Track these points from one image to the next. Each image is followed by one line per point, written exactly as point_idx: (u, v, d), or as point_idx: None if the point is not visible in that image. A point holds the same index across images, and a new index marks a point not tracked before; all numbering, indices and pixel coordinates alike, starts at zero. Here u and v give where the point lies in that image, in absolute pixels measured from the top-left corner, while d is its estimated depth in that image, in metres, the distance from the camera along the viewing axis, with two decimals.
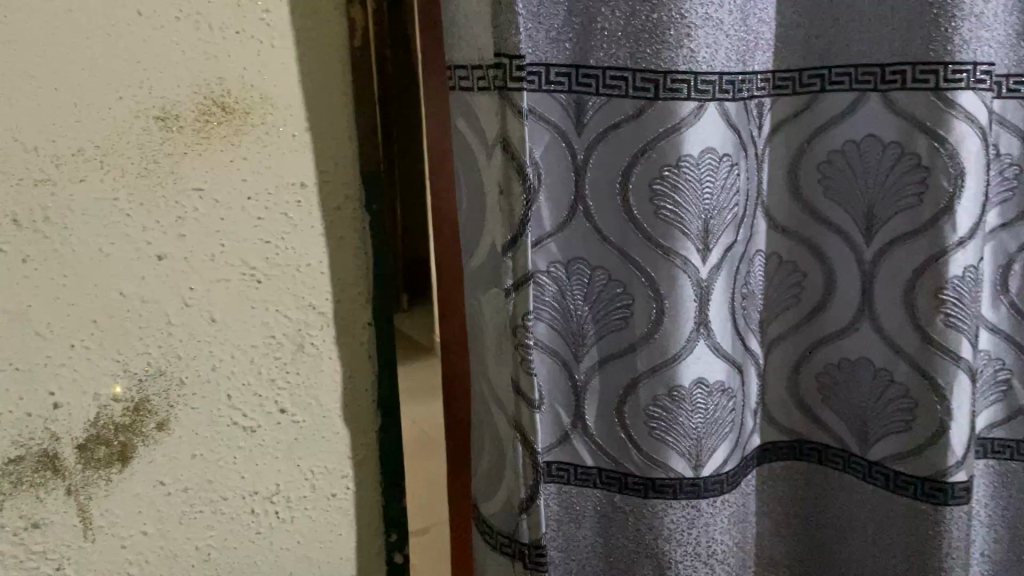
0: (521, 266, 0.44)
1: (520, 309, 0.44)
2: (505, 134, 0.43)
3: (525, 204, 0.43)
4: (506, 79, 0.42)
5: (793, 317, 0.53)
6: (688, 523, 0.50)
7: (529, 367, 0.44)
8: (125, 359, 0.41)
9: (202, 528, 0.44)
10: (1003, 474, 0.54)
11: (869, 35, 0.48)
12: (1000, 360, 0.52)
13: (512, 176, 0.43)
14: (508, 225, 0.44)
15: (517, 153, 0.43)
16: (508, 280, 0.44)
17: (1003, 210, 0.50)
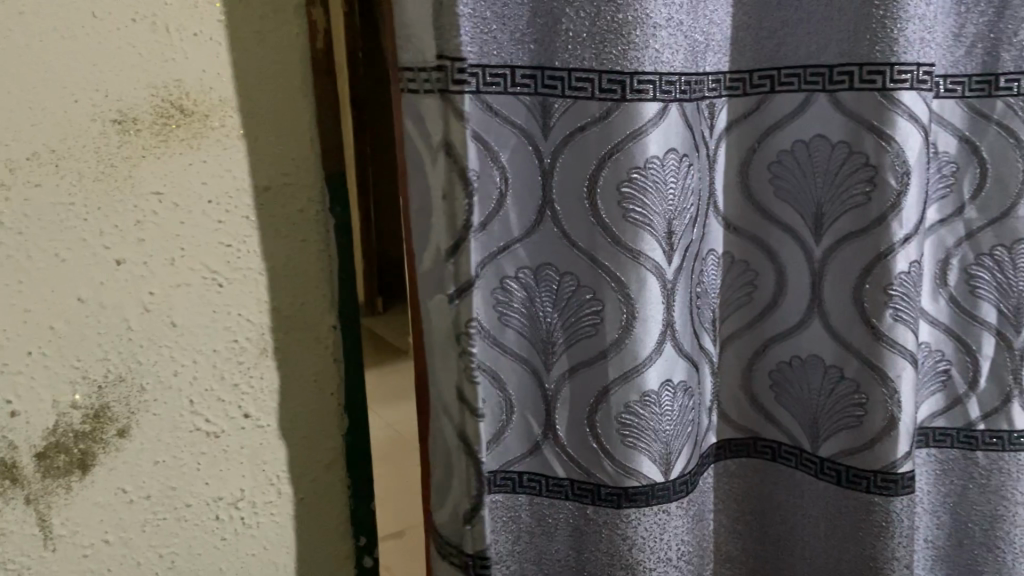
0: (464, 272, 0.47)
1: (464, 314, 0.47)
2: (447, 142, 0.45)
3: (467, 209, 0.45)
4: (447, 83, 0.45)
5: (745, 316, 0.56)
6: (660, 530, 0.51)
7: (471, 376, 0.48)
8: (84, 366, 0.43)
9: (166, 535, 0.47)
10: (942, 463, 0.61)
11: (816, 38, 0.50)
12: (941, 351, 0.59)
13: (455, 183, 0.45)
14: (450, 231, 0.46)
15: (460, 160, 0.45)
16: (451, 287, 0.47)
17: (941, 206, 0.57)
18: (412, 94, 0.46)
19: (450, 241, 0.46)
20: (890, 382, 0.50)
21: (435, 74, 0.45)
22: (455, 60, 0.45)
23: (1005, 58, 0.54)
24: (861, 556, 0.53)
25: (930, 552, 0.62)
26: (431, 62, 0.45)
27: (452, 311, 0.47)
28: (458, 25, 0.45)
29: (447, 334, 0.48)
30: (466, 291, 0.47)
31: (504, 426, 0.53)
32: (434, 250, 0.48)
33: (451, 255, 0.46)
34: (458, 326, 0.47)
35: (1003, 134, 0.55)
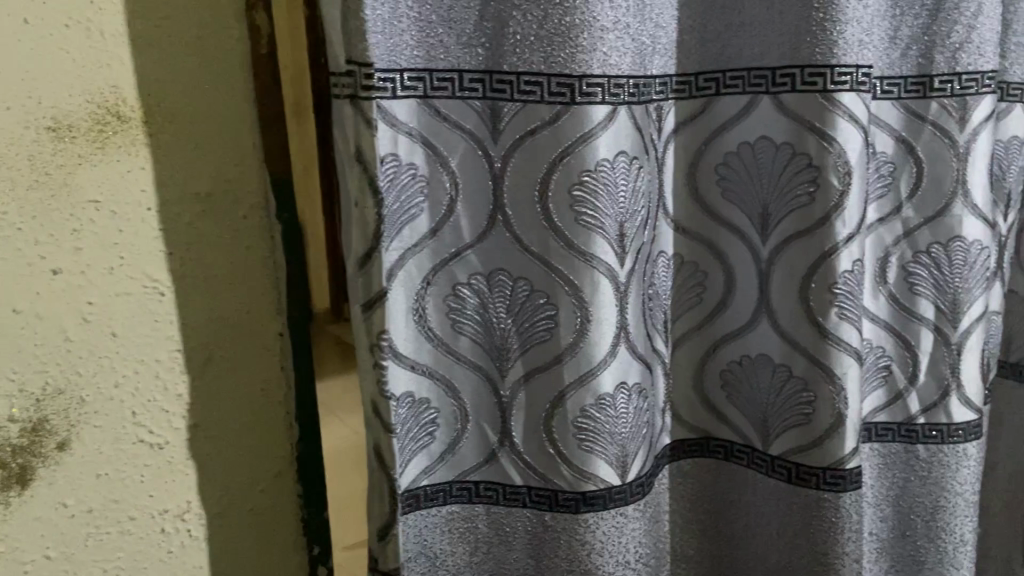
0: (375, 284, 0.46)
1: (376, 325, 0.46)
2: (358, 151, 0.45)
3: (377, 218, 0.45)
4: (356, 89, 0.44)
5: (695, 317, 0.56)
6: (618, 533, 0.51)
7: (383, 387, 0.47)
8: (21, 379, 0.42)
9: (110, 550, 0.46)
10: (885, 456, 0.62)
11: (759, 41, 0.51)
12: (881, 348, 0.61)
13: (365, 191, 0.45)
14: (363, 239, 0.46)
15: (370, 168, 0.45)
16: (362, 298, 0.46)
17: (879, 205, 0.59)
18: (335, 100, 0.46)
19: (364, 249, 0.46)
20: (837, 380, 0.51)
21: (346, 81, 0.45)
22: (362, 65, 0.44)
23: (939, 61, 0.55)
24: (812, 550, 0.54)
25: (875, 544, 0.63)
26: (343, 69, 0.45)
27: (366, 322, 0.47)
28: (364, 30, 0.44)
29: (362, 345, 0.48)
30: (375, 302, 0.46)
31: (460, 434, 0.53)
32: (352, 257, 0.47)
33: (361, 265, 0.46)
34: (371, 337, 0.47)
35: (938, 135, 0.57)
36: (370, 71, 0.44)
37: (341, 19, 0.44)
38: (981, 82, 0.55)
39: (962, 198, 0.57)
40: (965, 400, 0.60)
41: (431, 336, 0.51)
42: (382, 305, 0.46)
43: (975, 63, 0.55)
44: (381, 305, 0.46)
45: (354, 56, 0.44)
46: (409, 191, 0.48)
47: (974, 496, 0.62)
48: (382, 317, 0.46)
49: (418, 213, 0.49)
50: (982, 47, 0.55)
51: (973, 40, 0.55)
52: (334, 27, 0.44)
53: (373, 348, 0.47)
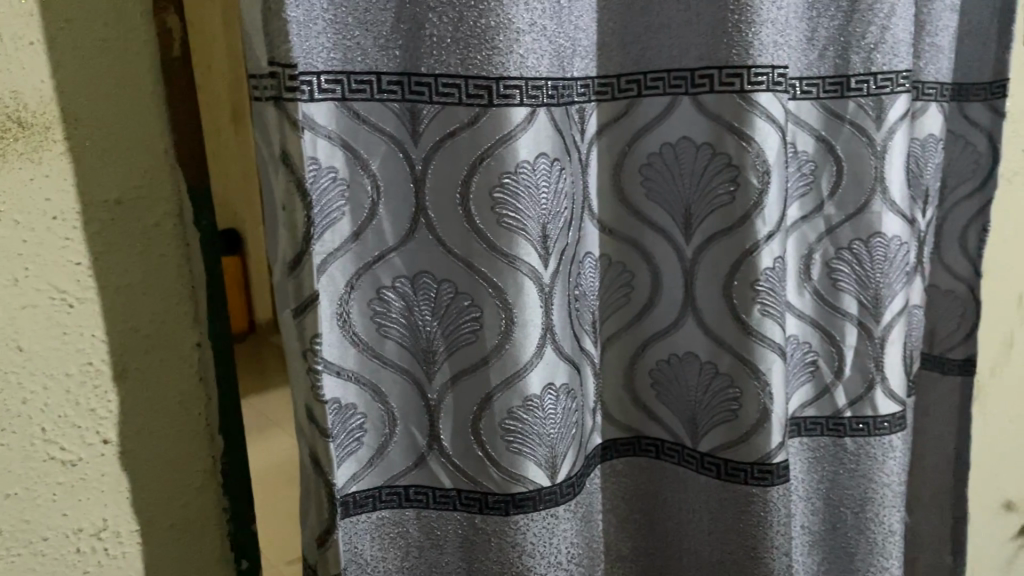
0: (306, 286, 0.45)
1: (308, 329, 0.45)
2: (284, 153, 0.44)
3: (307, 221, 0.44)
4: (280, 90, 0.43)
5: (623, 317, 0.57)
6: (549, 534, 0.51)
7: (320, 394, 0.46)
8: None
9: (22, 571, 0.44)
10: (814, 450, 0.63)
11: (678, 43, 0.51)
12: (808, 343, 0.62)
13: (292, 195, 0.44)
14: (292, 243, 0.45)
15: (297, 171, 0.44)
16: (293, 303, 0.45)
17: (802, 204, 0.60)
18: (256, 101, 0.44)
19: (293, 254, 0.45)
20: (761, 374, 0.52)
21: (270, 82, 0.44)
22: (286, 66, 0.43)
23: (855, 61, 0.56)
24: (742, 545, 0.55)
25: (807, 538, 0.64)
26: (265, 69, 0.44)
27: (297, 326, 0.46)
28: (286, 30, 0.43)
29: (295, 351, 0.46)
30: (308, 305, 0.45)
31: (387, 439, 0.52)
32: (280, 262, 0.46)
33: (292, 269, 0.45)
34: (303, 342, 0.46)
35: (856, 134, 0.58)
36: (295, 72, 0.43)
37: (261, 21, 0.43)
38: (896, 81, 0.57)
39: (881, 194, 0.59)
40: (889, 393, 0.62)
41: (356, 340, 0.50)
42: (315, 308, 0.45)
43: (890, 63, 0.56)
44: (313, 309, 0.45)
45: (279, 56, 0.43)
46: (330, 195, 0.47)
47: (899, 486, 0.64)
48: (314, 321, 0.45)
49: (341, 216, 0.48)
50: (896, 47, 0.56)
51: (887, 40, 0.56)
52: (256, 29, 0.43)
53: (306, 353, 0.46)
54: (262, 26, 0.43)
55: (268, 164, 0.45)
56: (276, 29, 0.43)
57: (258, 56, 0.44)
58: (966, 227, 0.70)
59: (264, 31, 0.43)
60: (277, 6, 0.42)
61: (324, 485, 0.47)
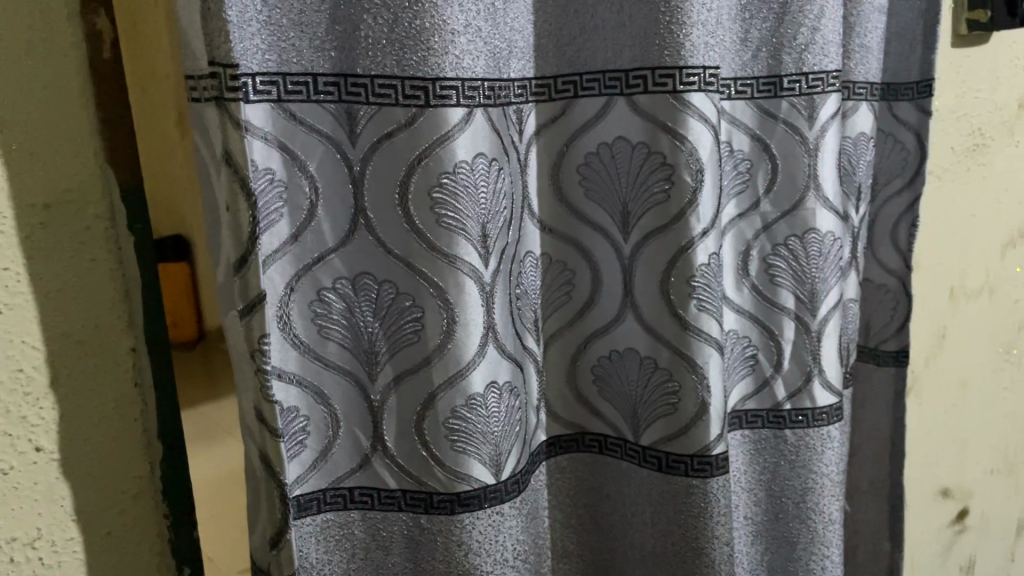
0: (253, 287, 0.44)
1: (255, 329, 0.44)
2: (227, 153, 0.43)
3: (252, 220, 0.43)
4: (221, 90, 0.43)
5: (564, 315, 0.58)
6: (494, 532, 0.52)
7: (269, 394, 0.45)
8: None
9: None
10: (754, 442, 0.65)
11: (612, 44, 0.52)
12: (747, 338, 0.63)
13: (236, 194, 0.43)
14: (237, 243, 0.44)
15: (241, 170, 0.43)
16: (240, 303, 0.44)
17: (738, 202, 0.61)
18: (195, 103, 0.45)
19: (238, 254, 0.44)
20: (699, 368, 0.53)
21: (210, 83, 0.44)
22: (226, 66, 0.42)
23: (787, 61, 0.58)
24: (683, 537, 0.56)
25: (749, 527, 0.65)
26: (205, 70, 0.44)
27: (244, 327, 0.45)
28: (226, 30, 0.42)
29: (242, 352, 0.45)
30: (255, 304, 0.44)
31: (331, 441, 0.52)
32: (223, 263, 0.45)
33: (237, 268, 0.44)
34: (251, 342, 0.45)
35: (789, 132, 0.59)
36: (237, 72, 0.43)
37: (199, 21, 0.42)
38: (827, 81, 0.58)
39: (815, 192, 0.60)
40: (826, 384, 0.63)
41: (297, 343, 0.49)
42: (262, 309, 0.44)
43: (820, 63, 0.58)
44: (261, 309, 0.44)
45: (219, 57, 0.42)
46: (268, 196, 0.46)
47: (838, 476, 0.65)
48: (262, 321, 0.44)
49: (279, 218, 0.47)
50: (826, 48, 0.57)
51: (817, 41, 0.57)
52: (194, 29, 0.43)
53: (254, 354, 0.45)
54: (202, 27, 0.43)
55: (208, 165, 0.45)
56: (217, 28, 0.42)
57: (198, 57, 0.44)
58: (896, 223, 0.72)
59: (203, 30, 0.43)
60: (217, 6, 0.41)
61: (266, 488, 0.47)
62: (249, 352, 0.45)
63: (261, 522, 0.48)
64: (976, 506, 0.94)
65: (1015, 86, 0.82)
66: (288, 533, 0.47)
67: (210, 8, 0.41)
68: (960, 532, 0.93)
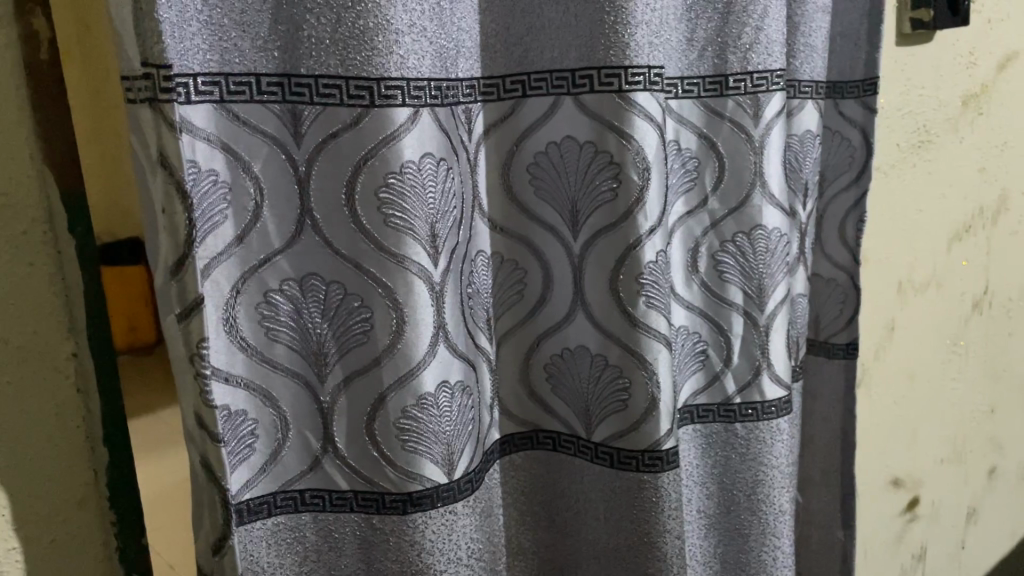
0: (191, 290, 0.43)
1: (194, 332, 0.44)
2: (161, 155, 0.42)
3: (189, 225, 0.43)
4: (155, 92, 0.41)
5: (517, 313, 0.58)
6: (447, 531, 0.52)
7: (209, 399, 0.44)
8: None
9: None
10: (705, 435, 0.66)
11: (558, 44, 0.52)
12: (697, 333, 0.64)
13: (172, 197, 0.42)
14: (173, 247, 0.43)
15: (177, 173, 0.42)
16: (178, 307, 0.44)
17: (686, 200, 0.62)
18: (130, 103, 0.42)
19: (175, 258, 0.43)
20: (649, 365, 0.53)
21: (143, 83, 0.42)
22: (159, 67, 0.41)
23: (732, 60, 0.59)
24: (636, 531, 0.56)
25: (702, 521, 0.66)
26: (138, 71, 0.42)
27: (183, 332, 0.44)
28: (160, 30, 0.41)
29: (181, 357, 0.44)
30: (193, 310, 0.43)
31: (281, 444, 0.51)
32: (161, 267, 0.44)
33: (173, 273, 0.43)
34: (190, 346, 0.44)
35: (735, 131, 0.60)
36: (169, 73, 0.41)
37: (131, 21, 0.41)
38: (771, 80, 0.59)
39: (760, 189, 0.61)
40: (776, 378, 0.64)
41: (244, 345, 0.49)
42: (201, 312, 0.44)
43: (764, 63, 0.59)
44: (199, 313, 0.43)
45: (152, 58, 0.41)
46: (211, 198, 0.46)
47: (788, 467, 0.67)
48: (201, 325, 0.43)
49: (223, 220, 0.47)
50: (770, 47, 0.58)
51: (761, 41, 0.58)
52: (126, 27, 0.41)
53: (193, 358, 0.44)
54: (134, 27, 0.41)
55: (143, 166, 0.44)
56: (150, 29, 0.41)
57: (132, 58, 0.42)
58: (844, 219, 0.74)
59: (135, 31, 0.41)
60: (149, 6, 0.41)
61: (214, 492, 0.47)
62: (187, 355, 0.44)
63: (208, 528, 0.47)
64: (925, 493, 0.96)
65: (956, 84, 0.84)
66: (232, 538, 0.47)
67: (142, 7, 0.40)
68: (911, 520, 0.95)
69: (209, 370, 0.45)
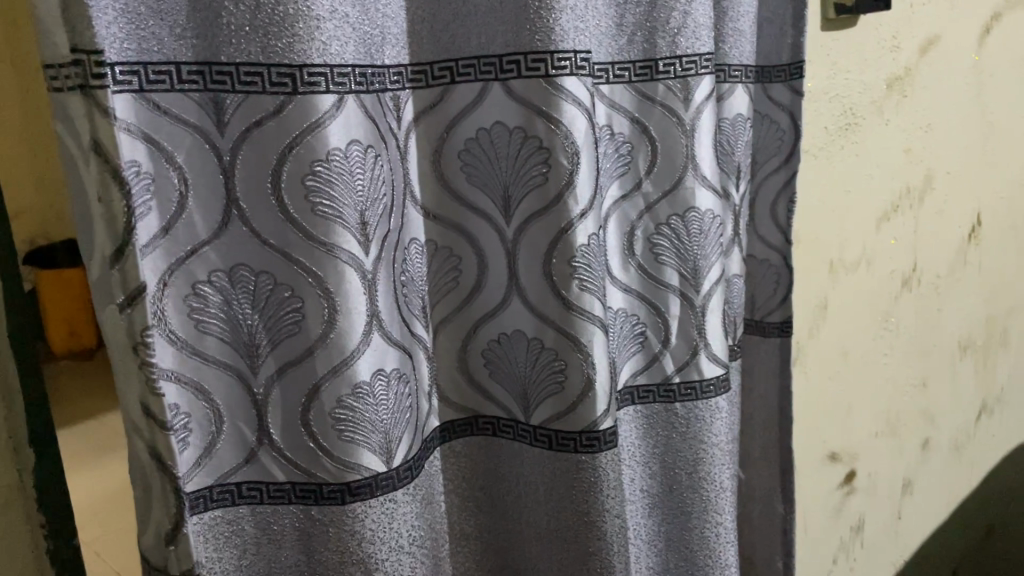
0: (133, 278, 0.42)
1: (138, 322, 0.42)
2: (94, 142, 0.40)
3: (128, 212, 0.41)
4: (86, 78, 0.40)
5: (453, 301, 0.58)
6: (388, 519, 0.52)
7: (155, 387, 0.43)
8: None
9: None
10: (647, 416, 0.67)
11: (485, 30, 0.53)
12: (635, 316, 0.64)
13: (108, 184, 0.41)
14: (112, 235, 0.41)
15: (112, 159, 0.40)
16: (120, 295, 0.42)
17: (621, 183, 0.62)
18: (57, 93, 0.40)
19: (114, 246, 0.41)
20: (584, 347, 0.54)
21: (73, 70, 0.40)
22: (92, 53, 0.39)
23: (661, 45, 0.59)
24: (575, 512, 0.57)
25: (646, 501, 0.67)
26: (67, 58, 0.40)
27: (125, 321, 0.42)
28: (90, 15, 0.39)
29: (123, 348, 0.43)
30: (136, 297, 0.42)
31: (215, 438, 0.50)
32: (98, 257, 0.42)
33: (114, 261, 0.41)
34: (133, 336, 0.42)
35: (666, 114, 0.60)
36: (102, 59, 0.40)
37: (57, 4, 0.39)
38: (699, 64, 0.59)
39: (693, 171, 0.62)
40: (712, 356, 0.65)
41: (173, 339, 0.48)
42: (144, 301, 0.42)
43: (692, 47, 0.59)
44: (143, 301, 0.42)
45: (82, 44, 0.39)
46: (136, 189, 0.44)
47: (727, 445, 0.68)
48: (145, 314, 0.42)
49: (148, 212, 0.45)
50: (697, 31, 0.59)
51: (688, 25, 0.58)
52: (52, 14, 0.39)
53: (137, 348, 0.42)
54: (61, 13, 0.39)
55: (76, 157, 0.41)
56: (79, 14, 0.39)
57: (58, 44, 0.40)
58: (775, 200, 0.76)
59: (64, 16, 0.39)
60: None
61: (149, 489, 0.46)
62: (131, 345, 0.43)
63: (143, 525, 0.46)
64: (862, 467, 1.00)
65: (881, 67, 0.86)
66: (185, 527, 0.45)
67: None
68: (849, 494, 0.98)
69: (155, 359, 0.43)
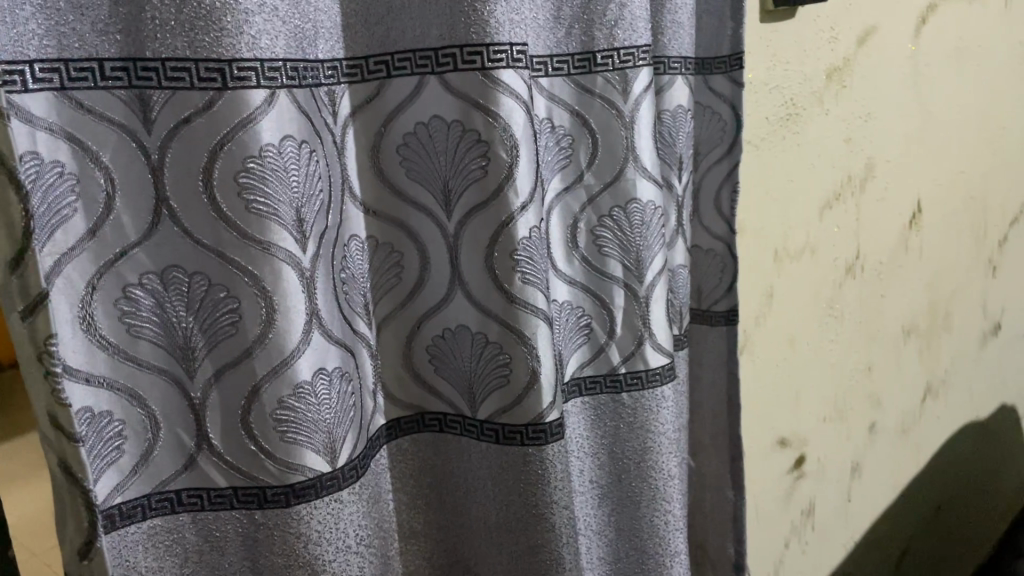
0: (33, 285, 0.40)
1: (41, 328, 0.40)
2: None
3: (26, 215, 0.39)
4: None
5: (396, 297, 0.57)
6: (334, 519, 0.52)
7: (61, 397, 0.41)
8: None
9: None
10: (595, 406, 0.67)
11: (419, 23, 0.52)
12: (580, 308, 0.65)
13: (4, 187, 0.39)
14: (11, 240, 0.39)
15: (8, 161, 0.38)
16: (20, 303, 0.40)
17: (563, 176, 0.62)
18: None
19: (12, 251, 0.39)
20: (528, 340, 0.54)
21: None
22: None
23: (599, 37, 0.58)
24: (523, 505, 0.57)
25: (595, 490, 0.68)
26: None
27: (27, 329, 0.40)
28: None
29: (28, 357, 0.41)
30: (38, 304, 0.40)
31: (151, 444, 0.49)
32: None
33: (12, 268, 0.39)
34: (37, 344, 0.41)
35: (606, 107, 0.60)
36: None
37: None
38: (637, 56, 0.59)
39: (633, 163, 0.62)
40: (658, 346, 0.66)
41: (104, 344, 0.46)
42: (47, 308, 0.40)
43: (630, 39, 0.59)
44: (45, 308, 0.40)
45: None
46: (58, 190, 0.43)
47: (674, 433, 0.69)
48: (48, 322, 0.40)
49: (72, 213, 0.44)
50: (635, 23, 0.59)
51: (626, 17, 0.58)
52: None
53: (41, 357, 0.41)
54: None
55: None
56: None
57: None
58: (719, 190, 0.76)
59: None
60: None
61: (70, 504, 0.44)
62: (34, 353, 0.41)
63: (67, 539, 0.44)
64: (811, 452, 1.01)
65: (820, 58, 0.88)
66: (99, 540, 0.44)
67: None
68: (799, 478, 1.00)
69: (61, 367, 0.41)
